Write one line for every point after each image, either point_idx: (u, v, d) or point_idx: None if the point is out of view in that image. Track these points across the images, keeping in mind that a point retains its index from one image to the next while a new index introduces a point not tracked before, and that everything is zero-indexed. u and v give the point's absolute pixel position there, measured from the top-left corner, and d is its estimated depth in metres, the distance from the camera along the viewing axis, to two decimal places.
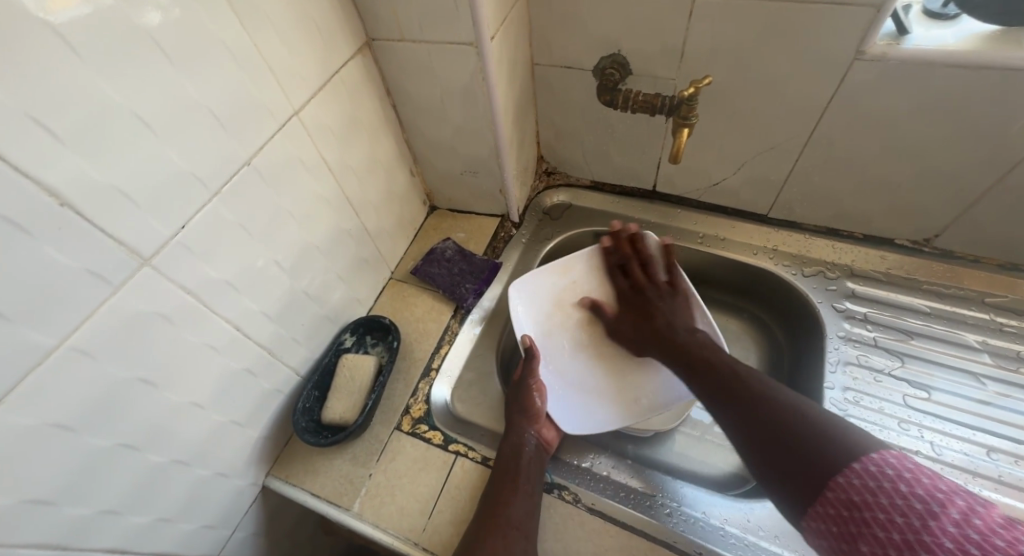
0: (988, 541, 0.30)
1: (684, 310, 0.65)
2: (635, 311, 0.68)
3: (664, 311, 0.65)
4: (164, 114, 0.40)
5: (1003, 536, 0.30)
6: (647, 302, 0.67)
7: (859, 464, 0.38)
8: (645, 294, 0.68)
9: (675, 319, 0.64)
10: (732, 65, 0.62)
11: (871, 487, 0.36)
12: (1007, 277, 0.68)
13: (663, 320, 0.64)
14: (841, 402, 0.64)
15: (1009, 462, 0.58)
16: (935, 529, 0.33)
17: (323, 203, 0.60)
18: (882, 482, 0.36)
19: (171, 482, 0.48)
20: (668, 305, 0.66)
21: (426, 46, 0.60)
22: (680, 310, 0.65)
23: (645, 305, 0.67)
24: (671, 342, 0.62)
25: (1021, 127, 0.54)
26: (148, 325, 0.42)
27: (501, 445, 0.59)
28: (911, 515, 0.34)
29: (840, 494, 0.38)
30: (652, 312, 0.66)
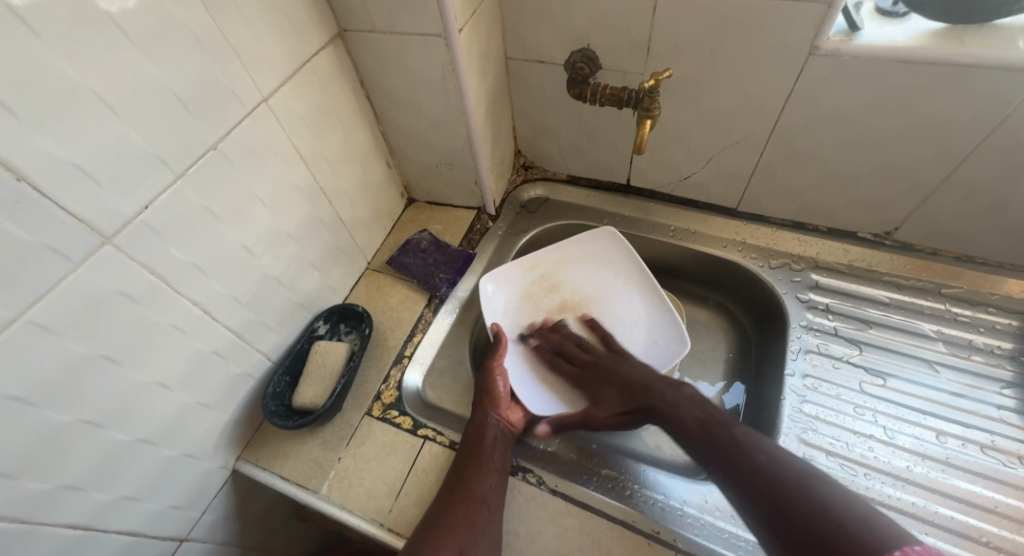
0: None
1: (643, 367, 0.65)
2: (602, 385, 0.65)
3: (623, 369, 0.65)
4: (127, 96, 0.40)
5: None
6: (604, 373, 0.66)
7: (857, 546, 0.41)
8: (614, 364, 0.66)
9: (637, 374, 0.64)
10: (695, 60, 0.64)
11: None
12: (963, 268, 0.71)
13: (632, 377, 0.64)
14: (800, 388, 0.67)
15: (957, 445, 0.60)
16: None
17: (295, 191, 0.61)
18: None
19: (136, 461, 0.49)
20: (624, 363, 0.66)
21: (398, 37, 0.61)
22: (633, 364, 0.66)
23: (606, 379, 0.65)
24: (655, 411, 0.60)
25: (967, 121, 0.57)
26: (110, 303, 0.43)
27: (465, 431, 0.60)
28: None
29: None
30: (614, 380, 0.65)
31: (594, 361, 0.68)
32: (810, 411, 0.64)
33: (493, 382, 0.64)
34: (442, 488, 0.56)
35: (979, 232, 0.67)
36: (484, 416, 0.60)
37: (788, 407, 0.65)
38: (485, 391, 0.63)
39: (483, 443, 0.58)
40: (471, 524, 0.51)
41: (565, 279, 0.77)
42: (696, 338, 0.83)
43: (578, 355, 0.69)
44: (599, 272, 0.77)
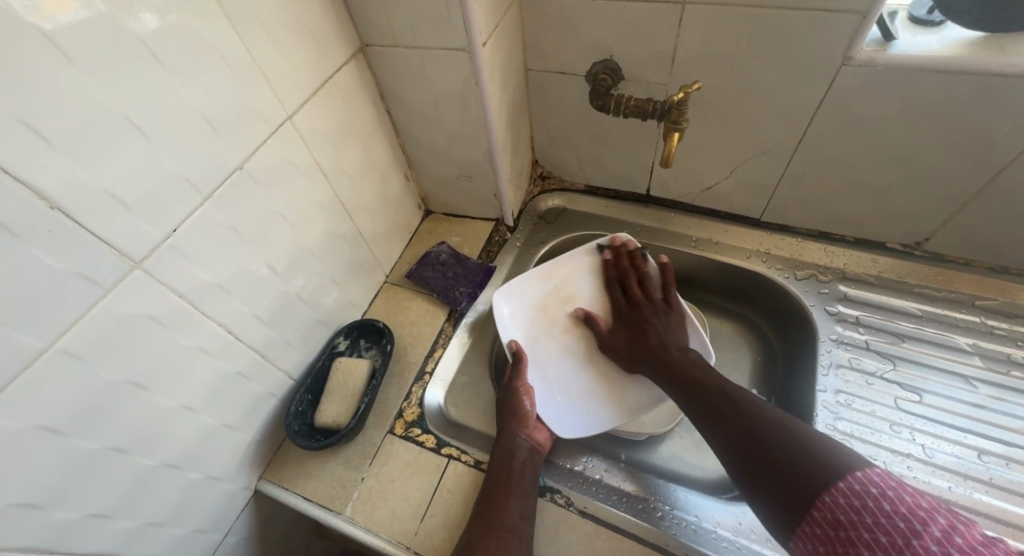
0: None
1: (679, 336, 0.65)
2: (628, 327, 0.68)
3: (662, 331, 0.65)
4: (156, 119, 0.40)
5: (956, 544, 0.35)
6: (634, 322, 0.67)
7: (845, 483, 0.42)
8: (638, 310, 0.68)
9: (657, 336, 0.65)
10: (722, 71, 0.63)
11: (858, 507, 0.40)
12: (998, 280, 0.69)
13: (653, 335, 0.65)
14: (833, 405, 0.65)
15: (1000, 464, 0.58)
16: (919, 545, 0.36)
17: (316, 206, 0.60)
18: (864, 500, 0.40)
19: (162, 486, 0.48)
20: (660, 316, 0.66)
21: (421, 52, 0.60)
22: (674, 329, 0.65)
23: (641, 327, 0.66)
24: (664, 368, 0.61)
25: (1006, 132, 0.55)
26: (139, 328, 0.42)
27: (492, 454, 0.58)
28: (894, 533, 0.37)
29: (827, 513, 0.41)
30: (643, 333, 0.66)
31: (640, 303, 0.68)
32: (845, 428, 0.63)
33: (519, 401, 0.63)
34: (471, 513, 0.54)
35: (1017, 243, 0.65)
36: (511, 438, 0.59)
37: (821, 424, 0.63)
38: (512, 411, 0.62)
39: (511, 465, 0.57)
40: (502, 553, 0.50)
41: (580, 289, 0.74)
42: (719, 351, 0.82)
43: (637, 293, 0.69)
44: (615, 286, 0.74)
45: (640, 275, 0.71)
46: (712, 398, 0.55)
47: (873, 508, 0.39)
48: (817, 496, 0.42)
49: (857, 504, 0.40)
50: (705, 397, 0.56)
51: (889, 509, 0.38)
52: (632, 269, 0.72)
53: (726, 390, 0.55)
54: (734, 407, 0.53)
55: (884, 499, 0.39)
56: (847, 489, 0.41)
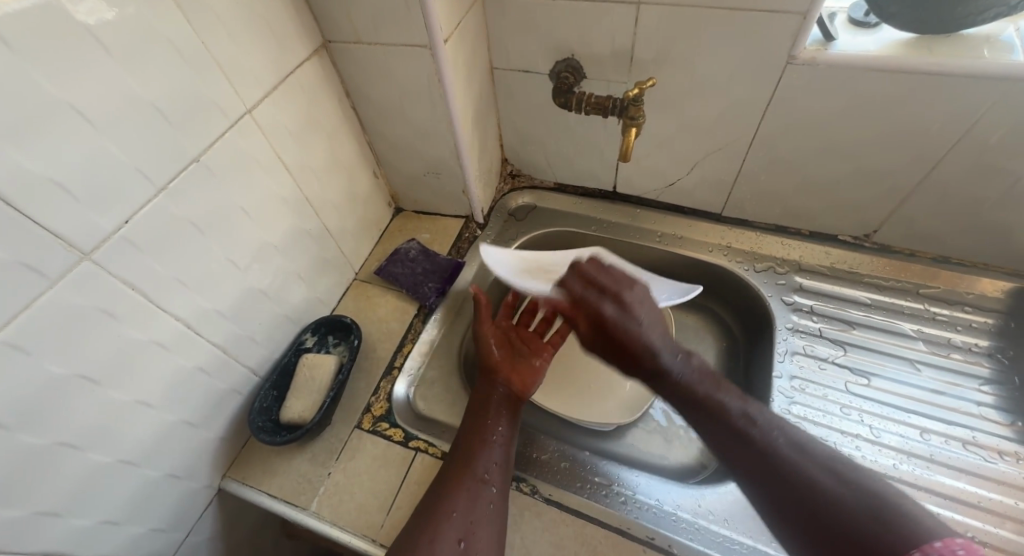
0: None
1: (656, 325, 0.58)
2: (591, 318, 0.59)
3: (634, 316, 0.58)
4: (106, 111, 0.40)
5: None
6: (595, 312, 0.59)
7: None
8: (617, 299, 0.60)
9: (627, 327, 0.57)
10: (678, 70, 0.65)
11: None
12: (940, 269, 0.73)
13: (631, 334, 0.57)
14: (788, 390, 0.67)
15: (941, 442, 0.62)
16: None
17: (280, 202, 0.60)
18: None
19: (117, 483, 0.47)
20: (640, 306, 0.59)
21: (384, 49, 0.61)
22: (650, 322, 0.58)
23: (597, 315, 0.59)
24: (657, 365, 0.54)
25: (939, 127, 0.59)
26: (90, 321, 0.42)
27: (472, 398, 0.61)
28: None
29: None
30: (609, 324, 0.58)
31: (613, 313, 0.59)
32: (799, 412, 0.65)
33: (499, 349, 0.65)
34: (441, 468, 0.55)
35: (955, 233, 0.69)
36: (491, 386, 0.61)
37: (777, 409, 0.66)
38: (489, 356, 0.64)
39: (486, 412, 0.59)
40: (474, 506, 0.51)
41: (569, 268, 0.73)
42: (684, 343, 0.84)
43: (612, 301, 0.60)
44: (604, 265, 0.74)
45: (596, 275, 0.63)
46: (725, 424, 0.48)
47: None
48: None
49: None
50: (719, 423, 0.48)
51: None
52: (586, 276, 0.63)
53: (746, 421, 0.48)
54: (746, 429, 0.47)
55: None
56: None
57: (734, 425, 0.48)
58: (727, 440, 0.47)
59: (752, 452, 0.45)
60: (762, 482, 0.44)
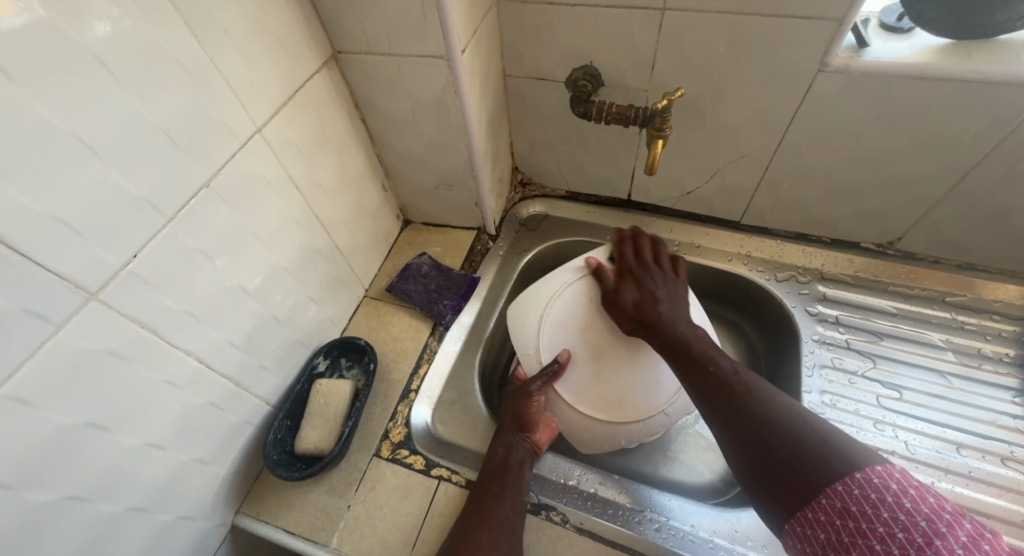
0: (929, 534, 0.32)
1: (680, 302, 0.59)
2: (634, 281, 0.61)
3: (659, 289, 0.60)
4: (113, 138, 0.37)
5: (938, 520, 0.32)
6: (629, 272, 0.62)
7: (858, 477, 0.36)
8: (647, 271, 0.62)
9: (648, 298, 0.58)
10: (703, 78, 0.63)
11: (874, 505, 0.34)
12: (965, 276, 0.72)
13: (660, 297, 0.58)
14: (818, 405, 0.66)
15: (977, 457, 0.61)
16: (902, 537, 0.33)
17: (290, 221, 0.57)
18: (881, 495, 0.35)
19: (129, 532, 0.45)
20: (666, 285, 0.60)
21: (396, 58, 0.58)
22: (676, 298, 0.59)
23: (639, 279, 0.61)
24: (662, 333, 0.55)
25: (973, 135, 0.57)
26: (97, 365, 0.38)
27: (487, 451, 0.60)
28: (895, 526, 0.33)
29: (835, 503, 0.36)
30: (648, 290, 0.59)
31: (649, 261, 0.63)
32: None
33: (528, 404, 0.59)
34: (462, 511, 0.54)
35: (983, 241, 0.67)
36: (506, 437, 0.59)
37: None
38: (509, 408, 0.61)
39: (506, 460, 0.57)
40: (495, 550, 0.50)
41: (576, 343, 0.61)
42: None
43: (647, 252, 0.64)
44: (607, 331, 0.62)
45: (638, 245, 0.65)
46: (706, 378, 0.49)
47: (892, 505, 0.34)
48: (816, 494, 0.37)
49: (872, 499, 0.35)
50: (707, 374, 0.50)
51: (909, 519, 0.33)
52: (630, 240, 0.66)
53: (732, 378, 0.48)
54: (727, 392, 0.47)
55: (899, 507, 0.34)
56: (863, 480, 0.36)
57: (718, 377, 0.49)
58: (707, 394, 0.49)
59: (730, 401, 0.47)
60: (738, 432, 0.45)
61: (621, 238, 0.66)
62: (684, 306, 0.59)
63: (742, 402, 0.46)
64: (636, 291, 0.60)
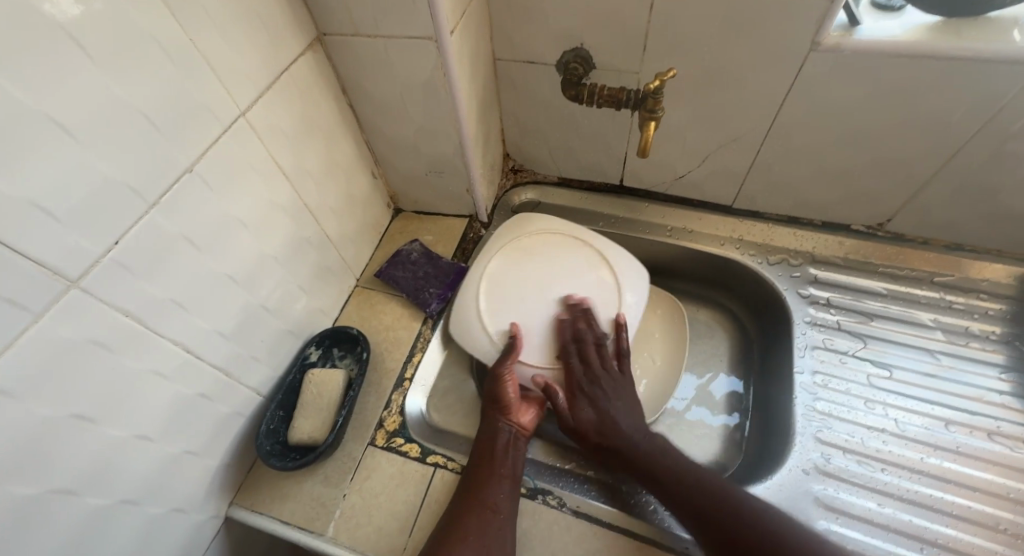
0: None
1: (633, 410, 0.60)
2: (587, 402, 0.60)
3: (612, 402, 0.60)
4: (89, 120, 0.35)
5: None
6: (580, 386, 0.61)
7: None
8: (599, 382, 0.61)
9: (608, 415, 0.59)
10: (694, 60, 0.62)
11: None
12: (952, 256, 0.72)
13: (608, 413, 0.59)
14: (810, 386, 0.67)
15: (965, 433, 0.62)
16: None
17: (278, 210, 0.56)
18: None
19: (119, 525, 0.44)
20: (619, 391, 0.61)
21: (384, 41, 0.57)
22: (629, 407, 0.60)
23: (592, 398, 0.60)
24: (624, 459, 0.57)
25: (963, 114, 0.57)
26: (80, 355, 0.37)
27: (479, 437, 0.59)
28: None
29: None
30: (600, 410, 0.59)
31: (598, 373, 0.61)
32: (822, 408, 0.65)
33: (502, 387, 0.60)
34: (456, 497, 0.54)
35: (971, 221, 0.68)
36: (497, 422, 0.59)
37: (801, 406, 0.65)
38: (493, 394, 0.61)
39: (498, 446, 0.57)
40: (487, 535, 0.50)
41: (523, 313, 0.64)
42: (697, 339, 0.83)
43: (593, 355, 0.61)
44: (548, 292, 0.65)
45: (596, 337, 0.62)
46: (675, 483, 0.54)
47: None
48: None
49: None
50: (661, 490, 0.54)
51: None
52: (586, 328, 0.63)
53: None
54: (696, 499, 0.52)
55: None
56: None
57: (688, 484, 0.53)
58: (676, 502, 0.53)
59: (702, 499, 0.52)
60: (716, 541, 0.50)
61: (564, 338, 0.63)
62: (636, 413, 0.61)
63: (715, 506, 0.51)
64: (590, 413, 0.60)
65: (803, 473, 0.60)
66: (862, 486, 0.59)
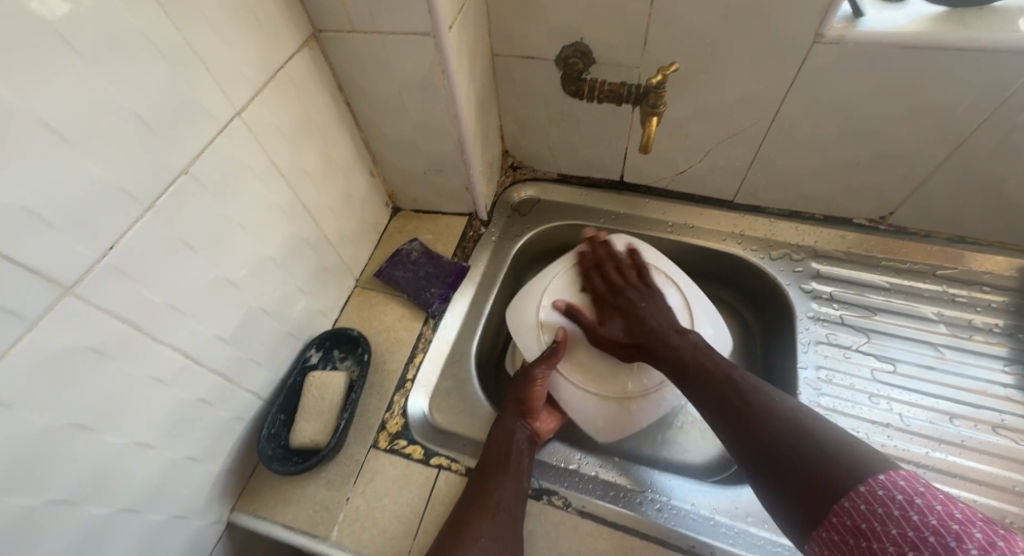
0: (945, 527, 0.34)
1: (663, 308, 0.61)
2: (615, 312, 0.63)
3: (640, 304, 0.62)
4: (79, 120, 0.34)
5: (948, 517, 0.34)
6: (608, 306, 0.64)
7: (865, 487, 0.38)
8: (623, 294, 0.64)
9: (643, 313, 0.61)
10: (696, 53, 0.62)
11: (881, 513, 0.36)
12: (955, 249, 0.72)
13: (641, 312, 0.61)
14: (815, 381, 0.66)
15: (970, 426, 0.62)
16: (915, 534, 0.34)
17: (276, 210, 0.55)
18: (888, 507, 0.36)
19: (120, 535, 0.43)
20: (646, 298, 0.63)
21: (381, 37, 0.56)
22: (660, 306, 0.62)
23: (618, 306, 0.63)
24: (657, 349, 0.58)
25: (966, 106, 0.57)
26: (76, 362, 0.37)
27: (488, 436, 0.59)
28: (906, 526, 0.35)
29: (846, 519, 0.38)
30: (627, 310, 0.62)
31: (621, 285, 0.65)
32: (827, 403, 0.65)
33: (534, 388, 0.61)
34: (463, 499, 0.53)
35: (974, 213, 0.68)
36: (507, 421, 0.58)
37: (805, 401, 0.65)
38: (516, 393, 0.61)
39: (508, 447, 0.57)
40: (495, 537, 0.49)
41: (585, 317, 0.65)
42: None
43: (615, 274, 0.67)
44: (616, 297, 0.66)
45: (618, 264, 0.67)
46: (712, 381, 0.52)
47: (899, 519, 0.35)
48: (825, 514, 0.39)
49: (881, 512, 0.36)
50: (707, 382, 0.53)
51: (919, 521, 0.35)
52: (608, 257, 0.68)
53: (733, 374, 0.52)
54: (729, 394, 0.51)
55: (910, 507, 0.36)
56: (868, 492, 0.38)
57: (726, 379, 0.52)
58: (712, 393, 0.52)
59: (732, 397, 0.50)
60: (746, 433, 0.48)
61: (586, 268, 0.69)
62: (666, 309, 0.62)
63: (745, 398, 0.49)
64: (618, 320, 0.62)
65: None
66: None
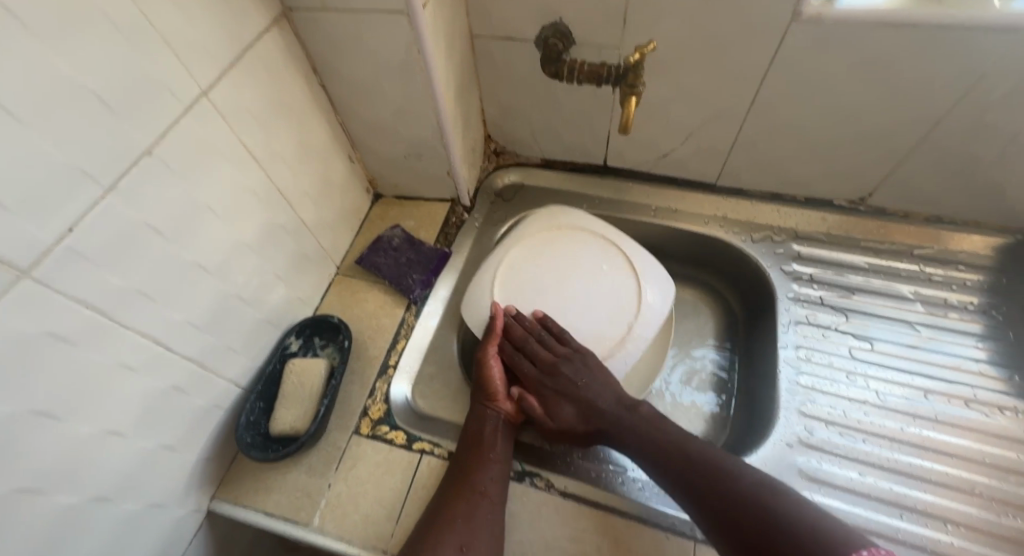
0: None
1: (605, 377, 0.59)
2: (558, 396, 0.59)
3: (580, 385, 0.59)
4: (33, 100, 0.33)
5: None
6: (547, 393, 0.60)
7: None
8: (561, 375, 0.60)
9: (591, 396, 0.58)
10: (675, 34, 0.61)
11: None
12: (932, 229, 0.73)
13: (591, 397, 0.58)
14: (794, 360, 0.67)
15: (943, 401, 0.63)
16: None
17: (249, 195, 0.54)
18: None
19: (91, 525, 0.42)
20: (584, 372, 0.59)
21: (354, 16, 0.54)
22: (598, 376, 0.59)
23: (560, 391, 0.59)
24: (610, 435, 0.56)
25: (942, 85, 0.57)
26: (40, 348, 0.36)
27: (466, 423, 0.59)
28: None
29: None
30: (574, 395, 0.58)
31: (553, 363, 0.60)
32: (806, 382, 0.65)
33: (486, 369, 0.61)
34: (444, 483, 0.53)
35: (949, 193, 0.68)
36: (484, 408, 0.58)
37: (785, 381, 0.66)
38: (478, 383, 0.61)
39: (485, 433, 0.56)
40: (475, 520, 0.49)
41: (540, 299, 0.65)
42: (683, 319, 0.83)
43: (543, 351, 0.61)
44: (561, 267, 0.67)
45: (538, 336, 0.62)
46: (668, 453, 0.53)
47: None
48: None
49: None
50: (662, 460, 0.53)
51: None
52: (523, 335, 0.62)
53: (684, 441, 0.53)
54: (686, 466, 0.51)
55: None
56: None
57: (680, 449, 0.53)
58: (670, 468, 0.52)
59: (690, 469, 0.51)
60: (709, 509, 0.48)
61: (508, 351, 0.62)
62: (602, 374, 0.60)
63: (702, 472, 0.50)
64: (566, 409, 0.58)
65: (786, 446, 0.61)
66: (844, 457, 0.60)
